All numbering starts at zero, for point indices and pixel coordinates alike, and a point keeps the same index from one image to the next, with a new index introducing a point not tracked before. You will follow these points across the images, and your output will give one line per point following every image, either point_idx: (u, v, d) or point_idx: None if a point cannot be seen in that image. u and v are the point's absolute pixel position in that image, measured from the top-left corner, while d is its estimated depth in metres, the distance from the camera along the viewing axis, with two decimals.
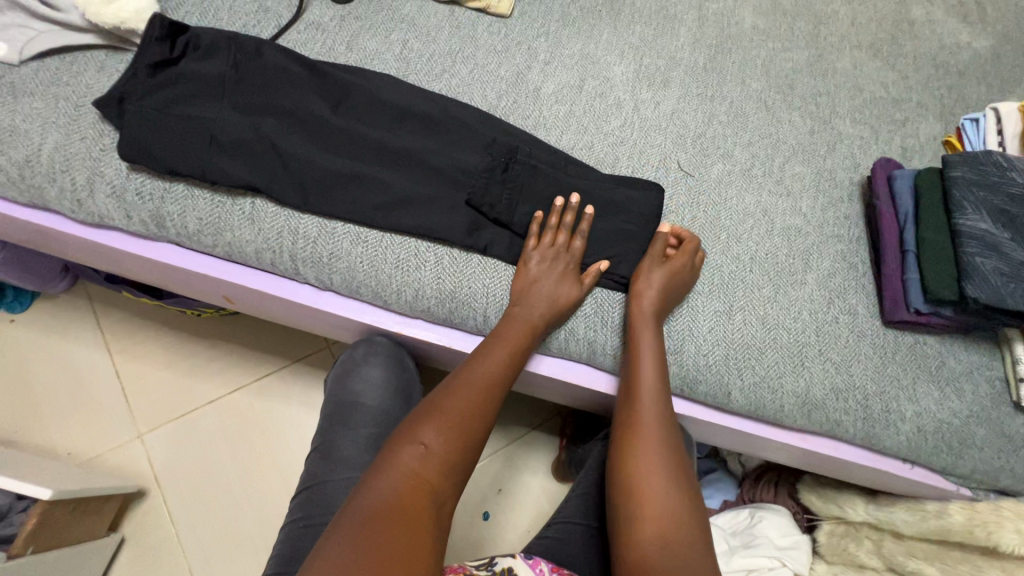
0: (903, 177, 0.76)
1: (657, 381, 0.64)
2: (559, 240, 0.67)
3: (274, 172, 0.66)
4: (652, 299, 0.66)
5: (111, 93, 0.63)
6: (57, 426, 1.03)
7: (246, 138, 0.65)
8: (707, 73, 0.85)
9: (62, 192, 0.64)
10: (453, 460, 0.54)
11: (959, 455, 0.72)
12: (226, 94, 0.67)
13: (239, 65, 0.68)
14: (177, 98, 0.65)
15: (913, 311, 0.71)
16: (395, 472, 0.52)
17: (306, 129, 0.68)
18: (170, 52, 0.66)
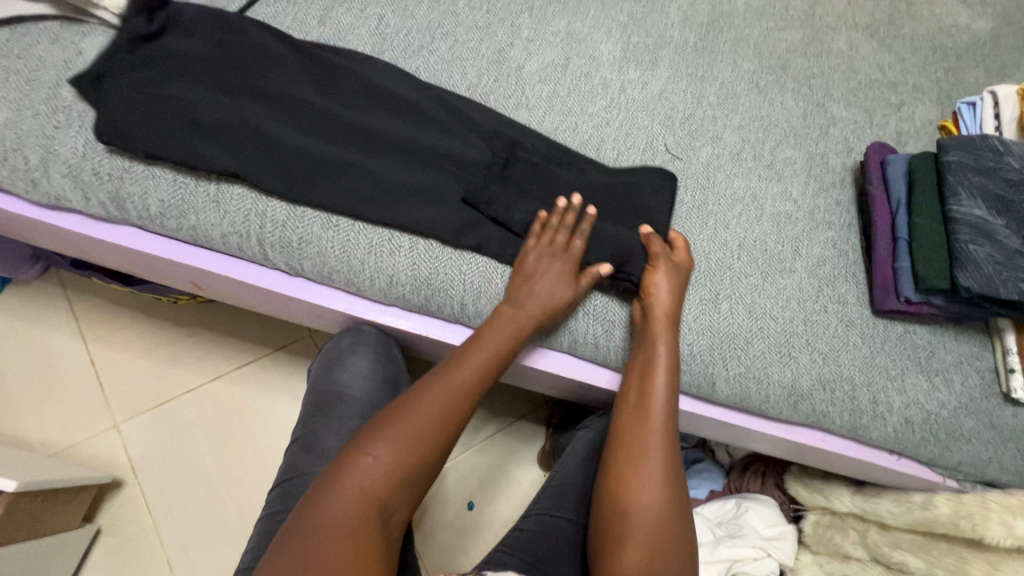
0: (897, 161, 0.73)
1: (666, 396, 0.60)
2: (557, 240, 0.63)
3: (246, 155, 0.62)
4: (667, 306, 0.63)
5: (91, 71, 0.61)
6: (30, 414, 1.01)
7: (223, 119, 0.62)
8: (698, 53, 0.82)
9: (14, 172, 0.60)
10: (403, 472, 0.52)
11: (947, 447, 0.70)
12: (209, 76, 0.64)
13: (224, 47, 0.66)
14: (159, 79, 0.63)
15: (904, 300, 0.69)
16: (344, 489, 0.49)
17: (284, 112, 0.65)
18: (148, 26, 0.63)
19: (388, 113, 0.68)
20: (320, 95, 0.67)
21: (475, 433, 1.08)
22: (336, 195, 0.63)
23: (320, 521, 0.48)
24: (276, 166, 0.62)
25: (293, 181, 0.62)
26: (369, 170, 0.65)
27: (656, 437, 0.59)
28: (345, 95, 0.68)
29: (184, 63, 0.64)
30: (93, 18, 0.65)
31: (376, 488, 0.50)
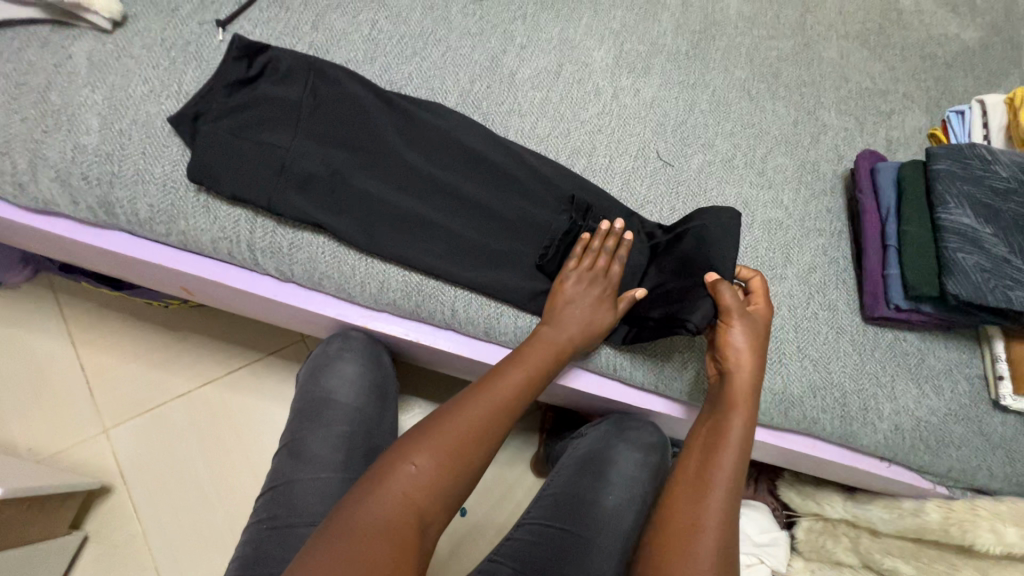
0: (886, 170, 0.74)
1: (740, 439, 0.58)
2: (597, 263, 0.64)
3: (248, 171, 0.61)
4: (748, 357, 0.60)
5: (186, 112, 0.61)
6: (17, 420, 1.00)
7: (233, 140, 0.61)
8: (690, 60, 0.82)
9: (2, 176, 0.60)
10: (444, 486, 0.50)
11: (937, 454, 0.71)
12: (237, 103, 0.63)
13: (261, 79, 0.64)
14: (248, 123, 0.63)
15: (893, 307, 0.69)
16: (386, 494, 0.48)
17: (288, 126, 0.64)
18: (247, 71, 0.64)
19: (372, 112, 0.66)
20: (301, 94, 0.65)
21: None
22: (326, 208, 0.62)
23: (361, 519, 0.47)
24: (262, 176, 0.61)
25: (279, 194, 0.61)
26: (357, 180, 0.64)
27: (722, 476, 0.56)
28: (328, 94, 0.66)
29: (211, 90, 0.63)
30: (83, 22, 0.64)
31: (420, 498, 0.49)
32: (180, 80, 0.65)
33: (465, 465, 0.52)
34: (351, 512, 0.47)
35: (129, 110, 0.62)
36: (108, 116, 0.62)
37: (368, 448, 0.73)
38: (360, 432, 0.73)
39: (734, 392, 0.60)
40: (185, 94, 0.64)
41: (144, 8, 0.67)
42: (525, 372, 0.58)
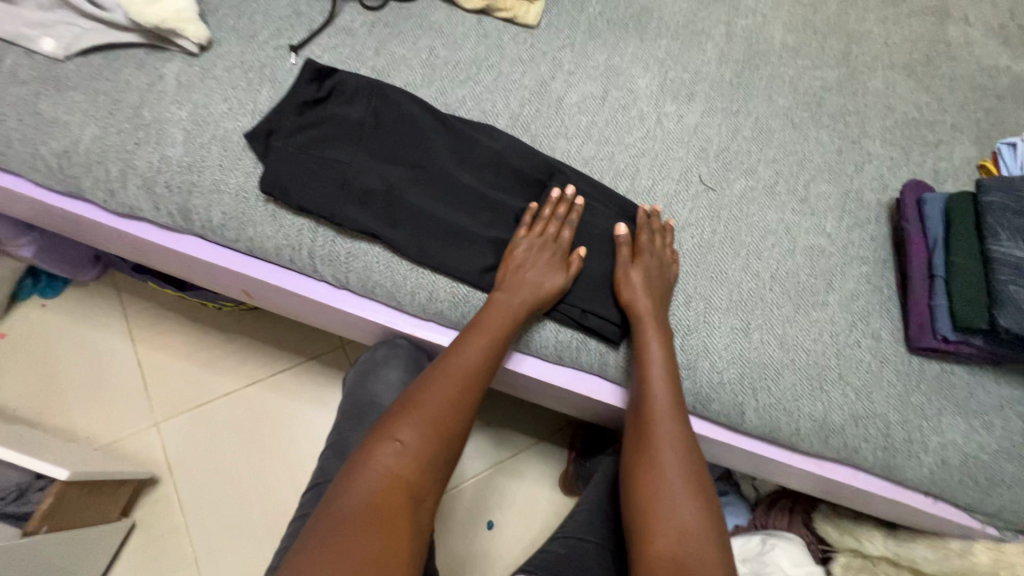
0: (934, 200, 0.73)
1: (669, 392, 0.62)
2: (548, 230, 0.67)
3: (315, 184, 0.65)
4: (648, 307, 0.65)
5: (260, 128, 0.67)
6: (78, 409, 1.06)
7: (303, 156, 0.66)
8: (733, 88, 0.84)
9: (96, 182, 0.66)
10: (433, 452, 0.55)
11: (986, 492, 0.68)
12: (308, 120, 0.68)
13: (328, 99, 0.70)
14: (317, 140, 0.68)
15: (941, 338, 0.68)
16: (372, 469, 0.52)
17: (354, 142, 0.68)
18: (317, 93, 0.70)
19: (428, 134, 0.70)
20: (364, 114, 0.70)
21: (498, 452, 1.09)
22: (383, 220, 0.66)
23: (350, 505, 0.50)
24: (327, 189, 0.65)
25: (341, 206, 0.65)
26: (413, 194, 0.68)
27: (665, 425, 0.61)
28: (390, 114, 0.70)
29: (285, 110, 0.68)
30: (174, 46, 0.71)
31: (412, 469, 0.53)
32: (255, 99, 0.70)
33: (442, 432, 0.56)
34: (341, 499, 0.51)
35: (210, 126, 0.68)
36: (191, 131, 0.68)
37: None
38: None
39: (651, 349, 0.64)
40: (260, 112, 0.70)
41: (227, 34, 0.73)
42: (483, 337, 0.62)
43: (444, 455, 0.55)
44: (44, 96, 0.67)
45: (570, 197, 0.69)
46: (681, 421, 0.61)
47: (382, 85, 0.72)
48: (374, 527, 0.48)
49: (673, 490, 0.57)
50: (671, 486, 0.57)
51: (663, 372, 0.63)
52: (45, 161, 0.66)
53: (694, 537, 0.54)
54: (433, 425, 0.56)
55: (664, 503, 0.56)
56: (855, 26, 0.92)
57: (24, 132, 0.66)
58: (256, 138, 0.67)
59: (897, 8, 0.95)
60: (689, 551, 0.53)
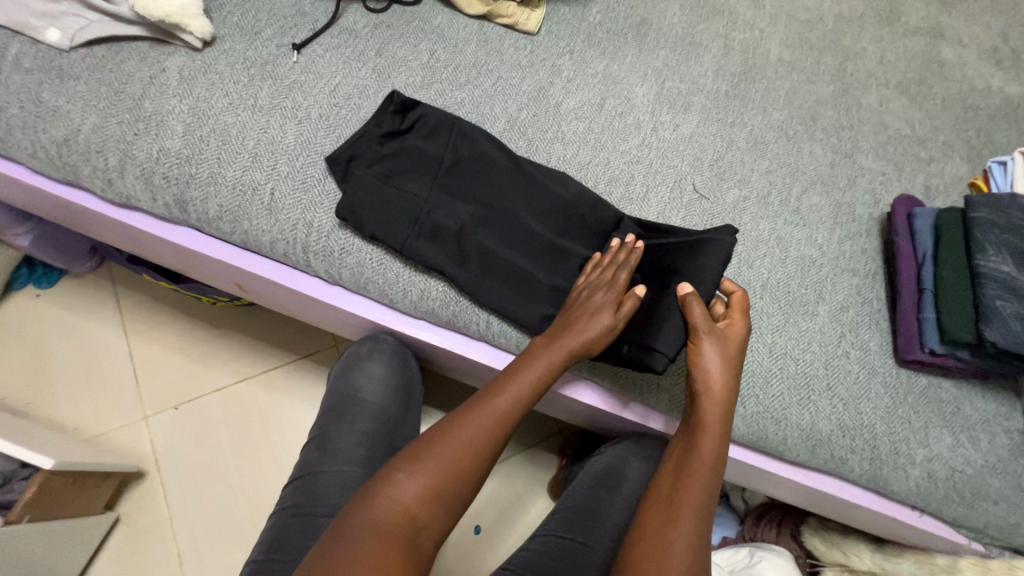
0: (924, 215, 0.74)
1: (706, 468, 0.61)
2: (604, 274, 0.64)
3: (385, 216, 0.66)
4: (715, 377, 0.61)
5: (342, 155, 0.68)
6: (67, 400, 1.06)
7: (384, 188, 0.66)
8: (729, 100, 0.86)
9: (94, 171, 0.67)
10: (448, 492, 0.55)
11: (973, 506, 0.68)
12: (390, 152, 0.69)
13: (405, 132, 0.71)
14: (395, 172, 0.69)
15: (928, 351, 0.69)
16: (393, 492, 0.54)
17: (424, 176, 0.69)
18: (400, 124, 0.71)
19: (427, 135, 0.71)
20: (443, 150, 0.70)
21: None
22: (385, 218, 0.66)
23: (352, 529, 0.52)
24: (401, 223, 0.66)
25: (412, 240, 0.66)
26: (481, 234, 0.67)
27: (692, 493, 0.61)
28: (466, 150, 0.70)
29: (362, 140, 0.69)
30: (178, 41, 0.72)
31: (417, 508, 0.54)
32: (256, 95, 0.71)
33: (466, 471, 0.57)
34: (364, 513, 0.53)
35: (210, 120, 0.69)
36: (191, 123, 0.68)
37: (393, 448, 0.77)
38: (389, 432, 0.78)
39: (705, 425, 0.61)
40: (260, 107, 0.70)
41: (231, 31, 0.74)
42: (534, 374, 0.61)
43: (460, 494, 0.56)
44: (47, 84, 0.68)
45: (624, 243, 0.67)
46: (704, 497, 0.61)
47: (457, 117, 0.73)
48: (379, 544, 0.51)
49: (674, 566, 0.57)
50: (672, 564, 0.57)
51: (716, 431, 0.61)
52: (45, 149, 0.66)
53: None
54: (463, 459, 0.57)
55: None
56: (850, 43, 0.94)
57: (25, 119, 0.67)
58: (337, 164, 0.68)
59: (892, 27, 0.97)
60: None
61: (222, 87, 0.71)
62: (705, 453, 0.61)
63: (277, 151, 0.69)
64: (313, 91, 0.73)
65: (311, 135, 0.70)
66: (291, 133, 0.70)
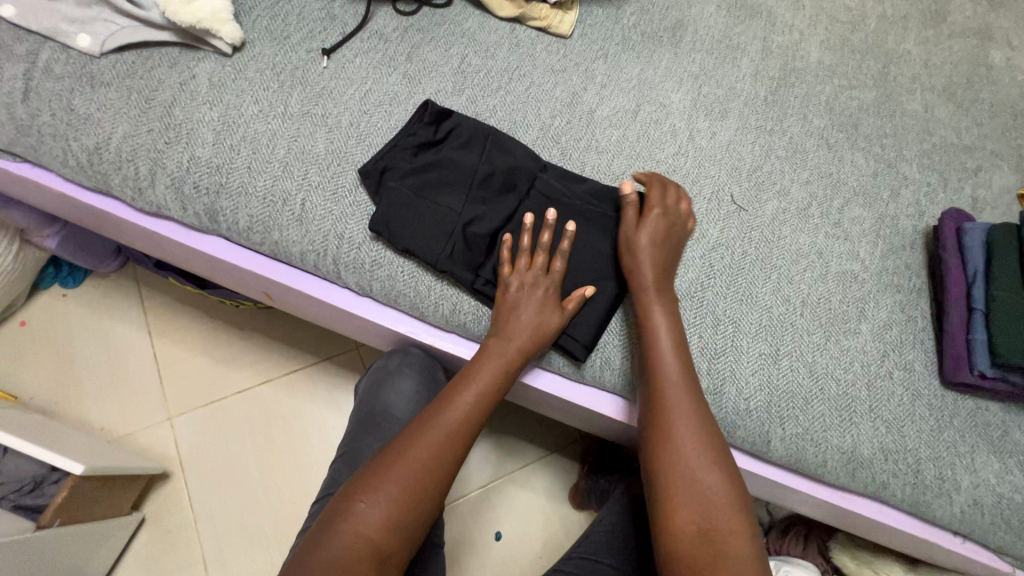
0: (975, 231, 0.71)
1: (674, 352, 0.62)
2: (536, 263, 0.64)
3: (417, 229, 0.65)
4: (649, 264, 0.64)
5: (377, 165, 0.67)
6: (94, 400, 1.06)
7: (418, 200, 0.65)
8: (768, 106, 0.83)
9: (125, 180, 0.66)
10: (404, 514, 0.54)
11: (1020, 535, 0.66)
12: (424, 162, 0.68)
13: (442, 143, 0.70)
14: (430, 183, 0.67)
15: (977, 374, 0.66)
16: (346, 527, 0.53)
17: (458, 187, 0.67)
18: (434, 134, 0.70)
19: (458, 145, 0.70)
20: (478, 160, 0.69)
21: (509, 463, 1.08)
22: (421, 234, 0.65)
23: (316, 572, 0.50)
24: (434, 236, 0.65)
25: (445, 254, 0.64)
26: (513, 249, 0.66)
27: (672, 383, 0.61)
28: (500, 161, 0.69)
29: (397, 149, 0.68)
30: (208, 46, 0.71)
31: (384, 537, 0.53)
32: (286, 102, 0.70)
33: (424, 491, 0.55)
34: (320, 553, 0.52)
35: (240, 128, 0.68)
36: (221, 131, 0.67)
37: None
38: None
39: (658, 331, 0.63)
40: (290, 115, 0.69)
41: (261, 35, 0.73)
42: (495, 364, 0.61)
43: (415, 517, 0.54)
44: (78, 92, 0.67)
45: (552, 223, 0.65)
46: (694, 394, 0.61)
47: (490, 127, 0.71)
48: None
49: (695, 466, 0.57)
50: (686, 459, 0.58)
51: (665, 315, 0.63)
52: (76, 158, 0.66)
53: (717, 502, 0.56)
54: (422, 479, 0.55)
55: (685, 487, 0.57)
56: (894, 46, 0.90)
57: (57, 127, 0.66)
58: (372, 175, 0.66)
59: (937, 29, 0.92)
60: (706, 521, 0.55)
61: (253, 94, 0.69)
62: (666, 337, 0.62)
63: (307, 160, 0.67)
64: (344, 98, 0.71)
65: (340, 144, 0.69)
66: (321, 142, 0.68)
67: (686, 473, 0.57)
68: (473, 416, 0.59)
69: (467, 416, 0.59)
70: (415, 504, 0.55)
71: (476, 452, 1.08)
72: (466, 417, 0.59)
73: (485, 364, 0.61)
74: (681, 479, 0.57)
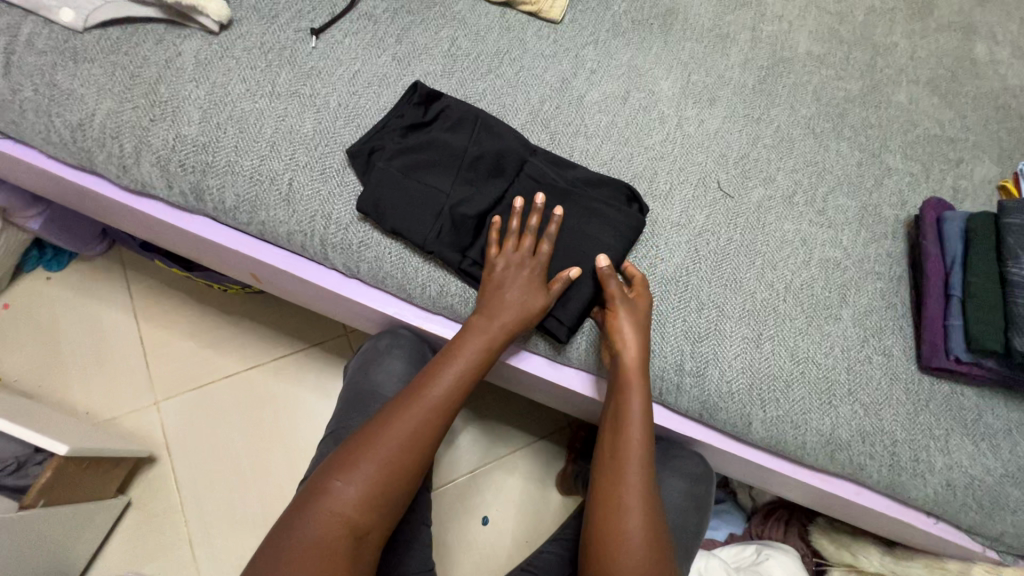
0: (955, 219, 0.72)
1: (641, 410, 0.63)
2: (523, 245, 0.64)
3: (406, 210, 0.65)
4: (634, 334, 0.63)
5: (365, 145, 0.67)
6: (79, 384, 1.05)
7: (405, 180, 0.65)
8: (756, 95, 0.83)
9: (109, 157, 0.65)
10: (380, 493, 0.55)
11: (991, 515, 0.68)
12: (413, 143, 0.68)
13: (431, 125, 0.70)
14: (418, 163, 0.67)
15: (953, 358, 0.68)
16: (320, 508, 0.53)
17: (447, 169, 0.67)
18: (423, 116, 0.70)
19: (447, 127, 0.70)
20: (467, 143, 0.69)
21: (497, 449, 1.09)
22: (406, 214, 0.65)
23: (290, 552, 0.50)
24: (423, 217, 0.65)
25: (433, 235, 0.65)
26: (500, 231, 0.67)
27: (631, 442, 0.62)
28: (489, 144, 0.69)
29: (385, 130, 0.68)
30: (194, 23, 0.70)
31: (360, 515, 0.53)
32: (274, 81, 0.69)
33: (400, 469, 0.56)
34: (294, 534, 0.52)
35: (226, 107, 0.67)
36: (208, 110, 0.67)
37: None
38: None
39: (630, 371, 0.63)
40: (277, 95, 0.69)
41: (248, 14, 0.72)
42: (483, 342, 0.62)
43: (391, 495, 0.55)
44: (61, 67, 0.66)
45: (542, 207, 0.65)
46: (647, 459, 0.63)
47: (479, 110, 0.71)
48: (313, 561, 0.50)
49: (630, 525, 0.60)
50: (627, 513, 0.60)
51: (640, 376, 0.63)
52: (59, 133, 0.65)
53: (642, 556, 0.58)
54: (399, 459, 0.56)
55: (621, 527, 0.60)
56: (881, 38, 0.91)
57: (39, 102, 0.65)
58: (360, 154, 0.66)
59: (924, 22, 0.94)
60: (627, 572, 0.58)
61: (241, 72, 0.69)
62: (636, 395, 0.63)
63: (295, 141, 0.67)
64: (332, 79, 0.71)
65: (327, 124, 0.68)
66: (309, 122, 0.68)
67: (626, 517, 0.60)
68: (454, 395, 0.60)
69: (451, 391, 0.60)
70: (392, 482, 0.55)
71: (464, 438, 1.08)
72: (450, 395, 0.60)
73: (471, 340, 0.62)
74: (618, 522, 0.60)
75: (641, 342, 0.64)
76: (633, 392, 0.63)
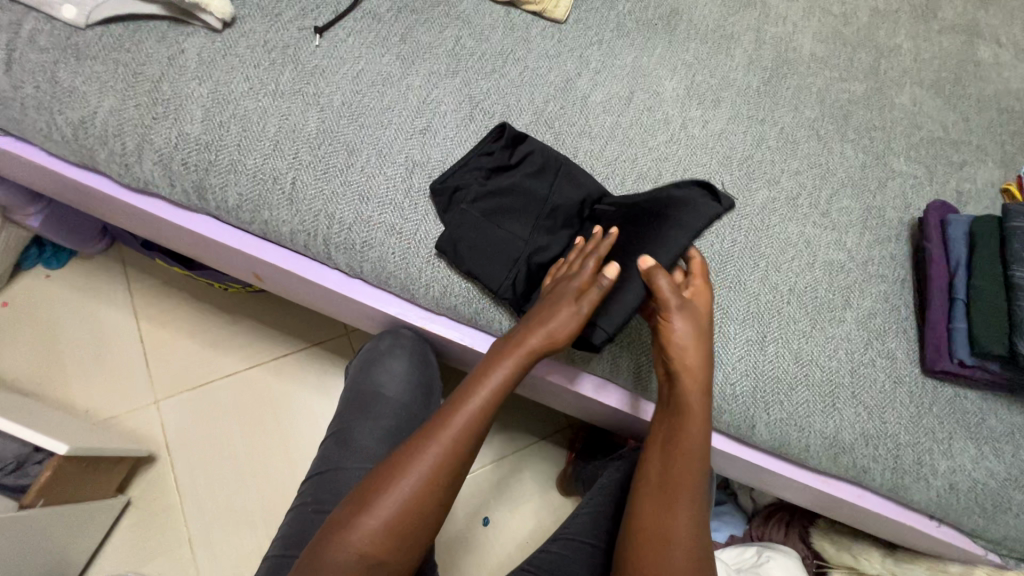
0: (959, 222, 0.72)
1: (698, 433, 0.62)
2: (573, 266, 0.63)
3: (483, 255, 0.65)
4: (692, 349, 0.61)
5: (449, 184, 0.67)
6: (79, 383, 1.05)
7: (485, 225, 0.65)
8: (760, 96, 0.83)
9: (111, 155, 0.65)
10: (404, 526, 0.55)
11: (993, 519, 0.68)
12: (494, 187, 0.67)
13: (514, 167, 0.69)
14: (498, 208, 0.67)
15: (957, 361, 0.68)
16: (344, 543, 0.54)
17: (526, 216, 0.67)
18: (508, 158, 0.69)
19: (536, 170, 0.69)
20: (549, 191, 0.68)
21: (498, 449, 1.09)
22: (467, 246, 0.65)
23: None
24: (497, 264, 0.65)
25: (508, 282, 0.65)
26: None
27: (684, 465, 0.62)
28: (569, 192, 0.68)
29: (469, 170, 0.68)
30: (197, 21, 0.69)
31: (382, 547, 0.54)
32: (278, 79, 0.69)
33: (425, 501, 0.55)
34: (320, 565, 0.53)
35: (229, 105, 0.67)
36: (210, 108, 0.66)
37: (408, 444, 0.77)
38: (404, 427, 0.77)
39: (695, 401, 0.62)
40: (281, 93, 0.68)
41: (252, 11, 0.72)
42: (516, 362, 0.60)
43: (412, 528, 0.55)
44: (63, 64, 0.66)
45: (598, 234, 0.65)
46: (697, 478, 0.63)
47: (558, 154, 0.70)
48: None
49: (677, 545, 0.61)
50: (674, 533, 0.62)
51: (701, 399, 0.62)
52: (61, 131, 0.65)
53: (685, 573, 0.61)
54: (423, 492, 0.55)
55: (669, 553, 0.61)
56: (885, 39, 0.91)
57: (41, 100, 0.65)
58: (443, 194, 0.66)
59: (928, 24, 0.93)
60: None
61: (244, 70, 0.69)
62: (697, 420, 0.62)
63: (298, 140, 0.67)
64: (336, 78, 0.71)
65: (332, 124, 0.68)
66: (313, 121, 0.68)
67: (677, 544, 0.61)
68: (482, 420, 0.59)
69: (481, 414, 0.59)
70: (415, 515, 0.55)
71: None
72: (476, 422, 0.58)
73: (502, 364, 0.60)
74: (669, 548, 0.61)
75: (701, 360, 0.61)
76: (694, 413, 0.62)
